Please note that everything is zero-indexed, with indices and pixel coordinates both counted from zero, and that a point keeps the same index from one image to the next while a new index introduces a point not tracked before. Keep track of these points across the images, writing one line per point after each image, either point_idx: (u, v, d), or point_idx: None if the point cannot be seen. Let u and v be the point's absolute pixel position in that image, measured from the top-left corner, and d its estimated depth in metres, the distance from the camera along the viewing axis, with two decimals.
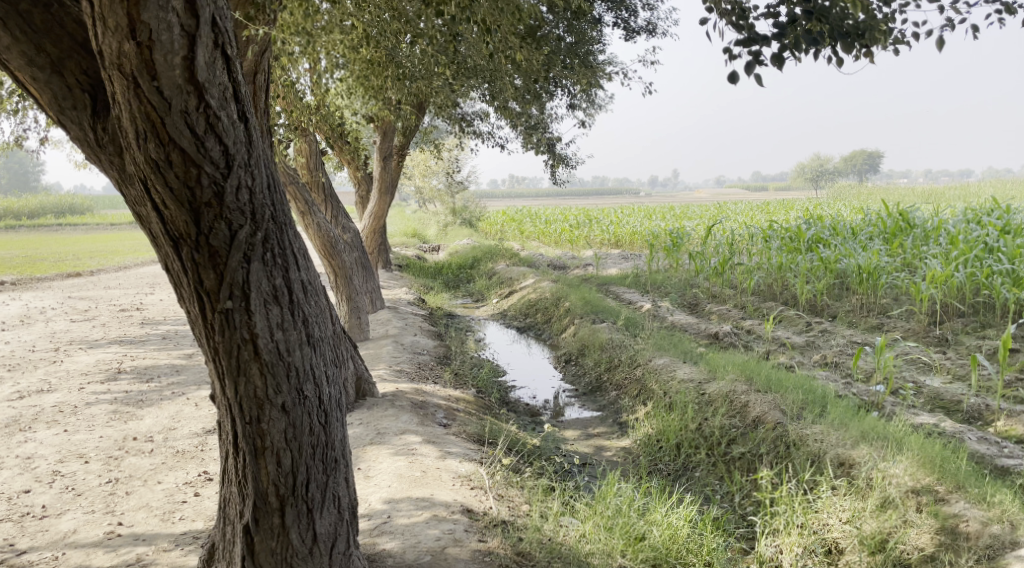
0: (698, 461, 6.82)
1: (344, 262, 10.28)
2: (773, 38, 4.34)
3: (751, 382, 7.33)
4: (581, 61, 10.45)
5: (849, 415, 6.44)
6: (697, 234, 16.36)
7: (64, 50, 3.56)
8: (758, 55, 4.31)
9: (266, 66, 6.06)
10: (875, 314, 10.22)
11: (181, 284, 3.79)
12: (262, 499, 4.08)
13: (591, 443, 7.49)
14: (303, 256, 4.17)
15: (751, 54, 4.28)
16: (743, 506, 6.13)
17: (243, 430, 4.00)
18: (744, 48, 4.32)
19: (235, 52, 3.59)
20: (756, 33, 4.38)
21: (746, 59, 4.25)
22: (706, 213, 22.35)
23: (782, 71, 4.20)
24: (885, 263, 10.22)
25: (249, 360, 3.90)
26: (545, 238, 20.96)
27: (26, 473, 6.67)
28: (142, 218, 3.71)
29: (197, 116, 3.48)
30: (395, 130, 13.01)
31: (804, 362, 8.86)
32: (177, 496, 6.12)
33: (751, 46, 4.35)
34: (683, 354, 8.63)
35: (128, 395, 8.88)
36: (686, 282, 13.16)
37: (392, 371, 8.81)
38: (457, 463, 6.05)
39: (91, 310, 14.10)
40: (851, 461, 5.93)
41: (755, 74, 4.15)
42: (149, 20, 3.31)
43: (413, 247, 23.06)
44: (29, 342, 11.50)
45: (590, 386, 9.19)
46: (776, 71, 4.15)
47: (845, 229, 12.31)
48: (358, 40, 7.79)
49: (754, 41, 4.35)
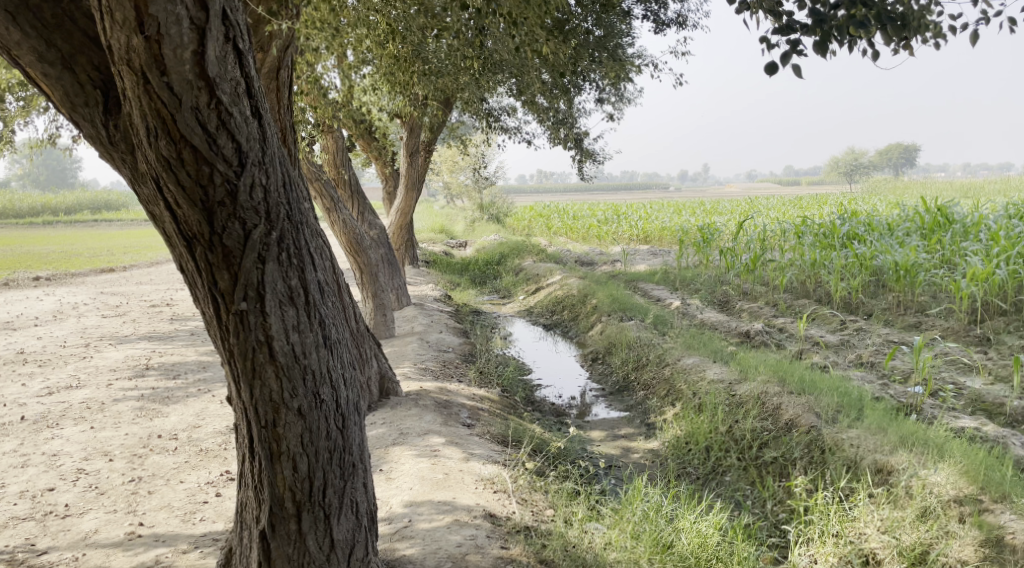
0: (729, 465, 6.64)
1: (369, 259, 10.20)
2: (810, 26, 4.18)
3: (784, 383, 7.13)
4: (611, 55, 10.30)
5: (887, 419, 6.25)
6: (727, 230, 16.10)
7: (75, 45, 3.49)
8: (796, 44, 4.16)
9: (289, 61, 5.95)
10: (912, 312, 9.95)
11: (196, 284, 3.70)
12: (278, 504, 4.00)
13: (618, 444, 7.35)
14: (320, 256, 4.07)
15: (788, 43, 4.14)
16: (775, 512, 5.95)
17: (259, 434, 3.91)
18: (781, 38, 4.18)
19: (247, 45, 3.49)
20: (794, 20, 4.21)
21: (784, 48, 4.09)
22: (737, 208, 22.06)
23: (821, 62, 4.07)
24: (924, 259, 9.99)
25: (265, 362, 3.81)
26: (573, 234, 20.78)
27: (52, 470, 6.67)
28: (156, 217, 3.63)
29: (208, 112, 3.38)
30: (422, 126, 12.96)
31: (838, 362, 8.64)
32: (198, 496, 6.08)
33: (789, 35, 4.20)
34: (713, 353, 8.45)
35: (154, 392, 8.88)
36: (716, 278, 12.94)
37: (417, 369, 8.72)
38: (480, 465, 5.94)
39: (122, 306, 14.19)
40: (889, 467, 5.75)
41: (793, 65, 4.02)
42: (157, 13, 3.23)
43: (440, 243, 22.97)
44: (61, 337, 11.58)
45: (617, 385, 9.03)
46: (815, 62, 4.02)
47: (881, 225, 12.04)
48: (385, 36, 7.74)
49: (792, 29, 4.19)
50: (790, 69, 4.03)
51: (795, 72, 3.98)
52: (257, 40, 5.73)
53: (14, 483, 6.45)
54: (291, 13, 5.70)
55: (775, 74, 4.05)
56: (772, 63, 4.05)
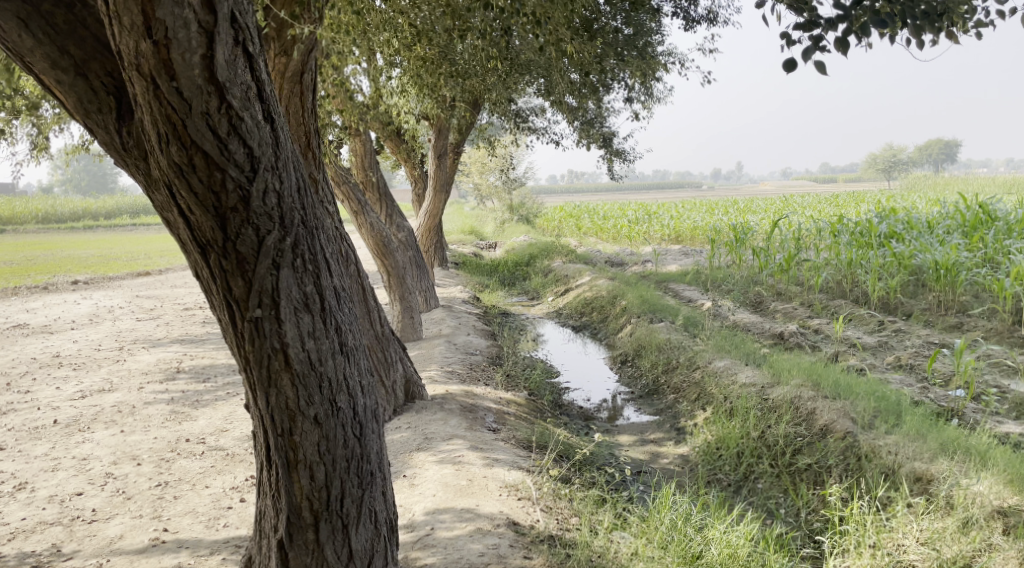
0: (761, 471, 6.47)
1: (397, 262, 10.13)
2: (836, 21, 4.04)
3: (818, 387, 6.96)
4: (640, 53, 10.15)
5: (927, 426, 6.08)
6: (761, 229, 15.85)
7: (88, 52, 3.46)
8: (819, 39, 4.01)
9: (313, 65, 5.89)
10: (953, 312, 9.69)
11: (211, 291, 3.65)
12: (296, 514, 3.96)
13: (647, 450, 7.21)
14: (336, 261, 4.00)
15: (810, 39, 4.00)
16: (809, 522, 5.78)
17: (275, 442, 3.87)
18: (803, 33, 4.04)
19: (257, 49, 3.44)
20: (818, 15, 4.07)
21: (807, 44, 3.96)
22: (771, 206, 21.76)
23: (844, 58, 3.92)
24: (965, 258, 9.74)
25: (281, 370, 3.76)
26: (603, 234, 20.62)
27: (81, 475, 6.69)
28: (170, 224, 3.58)
29: (219, 118, 3.33)
30: (450, 128, 12.94)
31: (876, 364, 8.42)
32: (223, 502, 6.06)
33: (812, 30, 4.05)
34: (745, 355, 8.27)
35: (184, 395, 8.91)
36: (747, 279, 12.72)
37: (444, 372, 8.65)
38: (505, 471, 5.85)
39: (156, 309, 14.32)
40: (929, 476, 5.57)
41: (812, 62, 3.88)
42: (164, 17, 3.19)
43: (469, 244, 22.93)
44: (96, 341, 11.69)
45: (647, 388, 8.88)
46: (836, 58, 3.87)
47: (920, 222, 11.78)
48: (412, 39, 7.69)
49: (816, 24, 4.05)
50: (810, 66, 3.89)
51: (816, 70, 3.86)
52: (280, 44, 5.66)
53: (44, 488, 6.48)
54: (314, 16, 5.63)
55: (795, 71, 3.93)
56: (794, 60, 3.92)
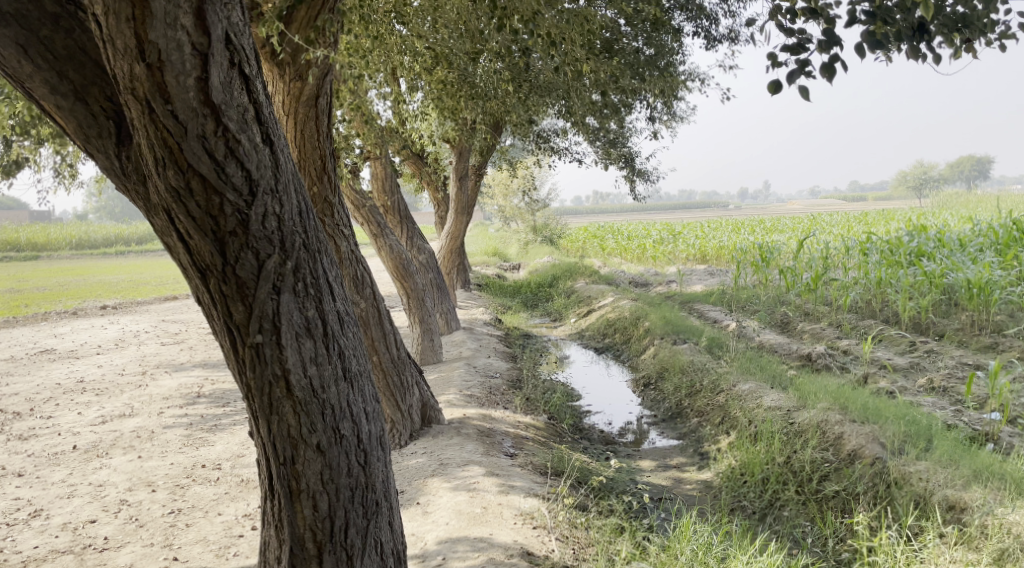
0: (787, 499, 6.26)
1: (417, 284, 9.92)
2: (825, 44, 3.98)
3: (846, 410, 6.76)
4: (661, 73, 10.03)
5: (959, 451, 5.88)
6: (787, 248, 15.65)
7: (88, 77, 3.40)
8: (806, 63, 3.98)
9: (328, 88, 5.73)
10: (987, 332, 9.45)
11: (211, 318, 3.57)
12: (299, 545, 3.85)
13: (668, 475, 7.06)
14: (340, 285, 3.91)
15: (798, 63, 3.96)
16: (837, 552, 5.54)
17: (278, 471, 3.76)
18: (791, 57, 4.01)
19: (254, 70, 3.39)
20: (806, 39, 4.03)
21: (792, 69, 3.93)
22: (799, 224, 21.57)
23: (832, 83, 3.86)
24: (999, 276, 9.52)
25: (282, 398, 3.66)
26: (627, 254, 20.49)
27: (96, 502, 6.64)
28: (170, 249, 3.50)
29: (216, 141, 3.27)
30: (472, 150, 12.86)
31: (907, 387, 8.18)
32: (234, 530, 5.98)
33: (800, 54, 4.01)
34: (770, 378, 8.07)
35: (202, 420, 8.86)
36: (774, 298, 12.51)
37: (462, 396, 8.51)
38: (520, 499, 5.71)
39: (180, 333, 14.36)
40: (962, 504, 5.35)
41: (796, 87, 3.85)
42: (157, 39, 3.14)
43: (493, 266, 22.90)
44: (119, 365, 11.71)
45: (670, 412, 8.71)
46: (822, 83, 3.82)
47: (952, 240, 11.59)
48: (432, 62, 7.62)
49: (804, 47, 4.01)
50: (794, 89, 3.86)
51: (799, 94, 3.84)
52: (295, 69, 5.46)
53: (58, 515, 6.43)
54: (329, 40, 5.46)
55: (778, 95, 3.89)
56: (777, 84, 3.89)
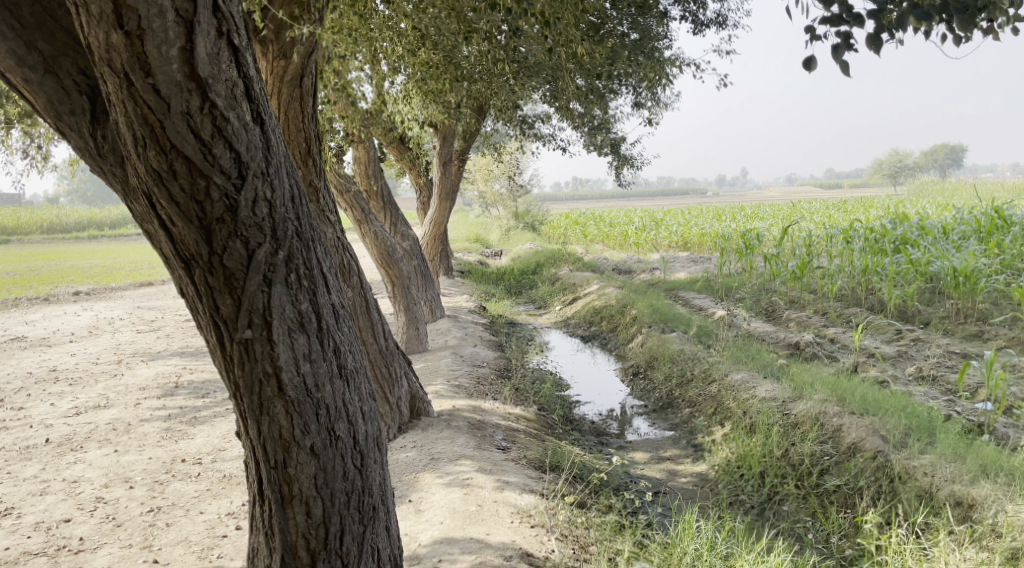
0: (787, 493, 6.11)
1: (401, 272, 9.68)
2: (868, 15, 3.76)
3: (844, 402, 6.61)
4: (647, 58, 9.77)
5: (962, 446, 5.73)
6: (771, 235, 15.54)
7: (59, 48, 3.13)
8: (848, 36, 3.76)
9: (313, 68, 5.45)
10: (973, 321, 9.36)
11: (197, 310, 3.31)
12: (292, 553, 3.63)
13: (663, 468, 6.91)
14: (336, 276, 3.67)
15: (840, 35, 3.74)
16: (841, 550, 5.42)
17: (269, 476, 3.53)
18: (831, 29, 3.79)
19: (243, 41, 3.14)
20: (847, 10, 3.81)
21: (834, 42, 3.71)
22: (778, 212, 21.52)
23: (879, 55, 3.63)
24: (985, 264, 9.42)
25: (273, 397, 3.42)
26: (610, 241, 20.32)
27: (70, 499, 6.36)
28: (152, 237, 3.24)
29: (202, 118, 3.02)
30: (456, 134, 12.54)
31: (897, 376, 8.07)
32: (217, 530, 5.73)
33: (841, 26, 3.80)
34: (762, 368, 7.92)
35: (181, 412, 8.57)
36: (760, 286, 12.40)
37: (450, 386, 8.28)
38: (516, 496, 5.52)
39: (157, 320, 14.00)
40: (969, 500, 5.24)
41: (839, 60, 3.62)
42: (136, 4, 2.88)
43: (475, 252, 22.66)
44: (94, 354, 11.37)
45: (660, 402, 8.54)
46: (869, 54, 3.59)
47: (935, 228, 11.51)
48: (417, 43, 7.30)
49: (844, 19, 3.79)
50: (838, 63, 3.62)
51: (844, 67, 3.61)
52: (279, 47, 5.20)
53: (31, 513, 6.15)
54: (314, 17, 5.18)
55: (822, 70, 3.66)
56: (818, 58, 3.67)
